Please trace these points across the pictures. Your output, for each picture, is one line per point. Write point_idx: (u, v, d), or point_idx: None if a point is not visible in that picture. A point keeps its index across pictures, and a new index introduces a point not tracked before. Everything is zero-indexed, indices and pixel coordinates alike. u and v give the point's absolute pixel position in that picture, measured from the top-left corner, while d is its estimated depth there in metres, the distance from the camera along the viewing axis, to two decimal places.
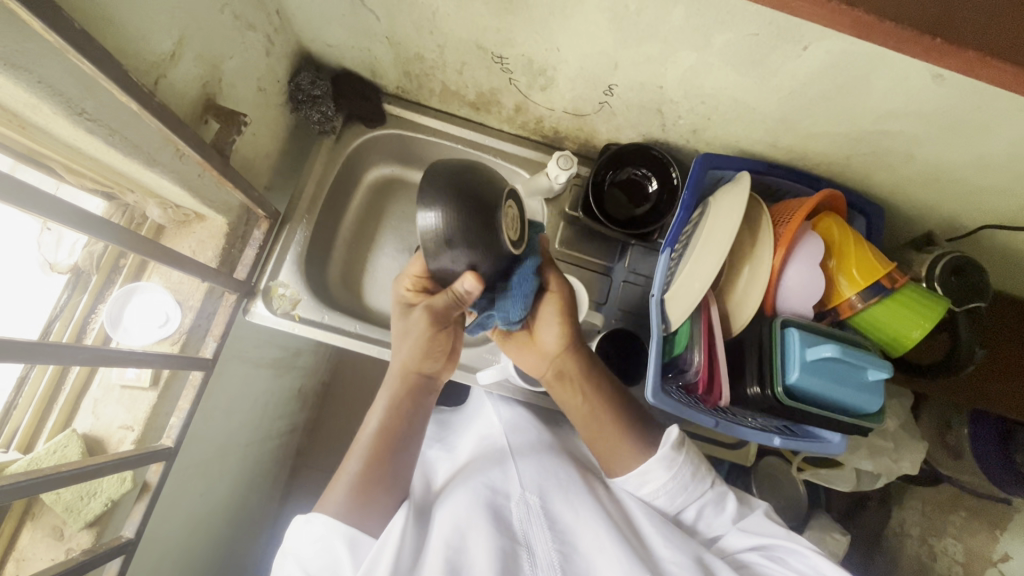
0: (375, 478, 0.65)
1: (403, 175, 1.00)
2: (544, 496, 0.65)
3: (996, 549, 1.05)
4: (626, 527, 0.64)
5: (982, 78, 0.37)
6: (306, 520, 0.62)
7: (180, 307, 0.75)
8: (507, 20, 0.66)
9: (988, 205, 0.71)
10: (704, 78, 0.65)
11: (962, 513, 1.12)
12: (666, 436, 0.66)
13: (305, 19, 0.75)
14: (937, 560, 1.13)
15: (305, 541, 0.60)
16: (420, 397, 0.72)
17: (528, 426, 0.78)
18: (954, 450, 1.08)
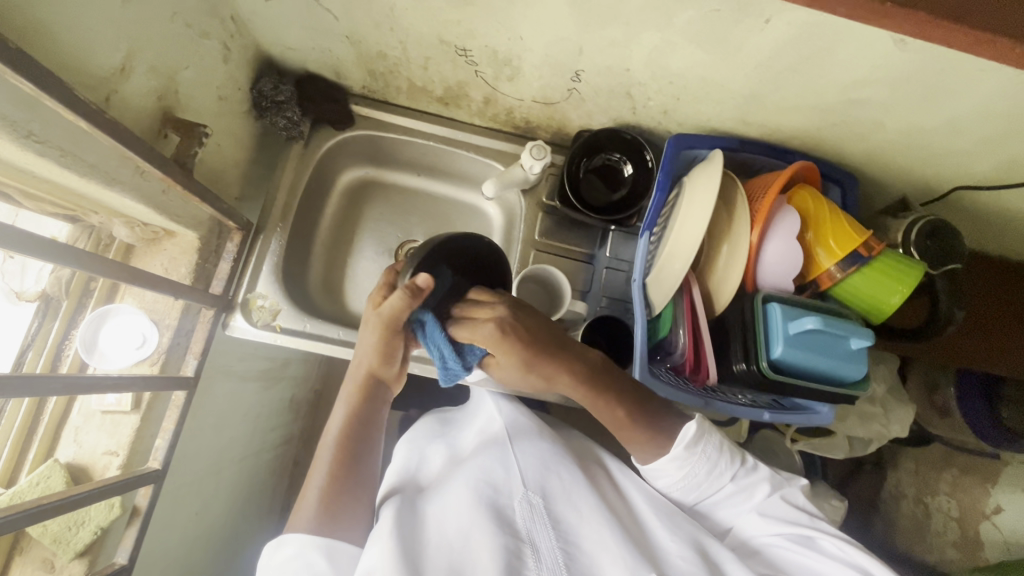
0: (337, 484, 0.66)
1: (377, 176, 0.99)
2: (547, 494, 0.66)
3: (988, 502, 1.08)
4: (627, 525, 0.65)
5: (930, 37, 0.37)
6: (285, 538, 0.62)
7: (156, 327, 0.74)
8: (467, 11, 0.64)
9: (959, 166, 0.71)
10: (670, 58, 0.65)
11: (954, 469, 1.14)
12: (681, 436, 0.64)
13: (261, 22, 0.73)
14: (933, 517, 1.15)
15: (285, 558, 0.60)
16: (377, 402, 0.72)
17: (528, 418, 0.78)
18: (943, 410, 1.09)
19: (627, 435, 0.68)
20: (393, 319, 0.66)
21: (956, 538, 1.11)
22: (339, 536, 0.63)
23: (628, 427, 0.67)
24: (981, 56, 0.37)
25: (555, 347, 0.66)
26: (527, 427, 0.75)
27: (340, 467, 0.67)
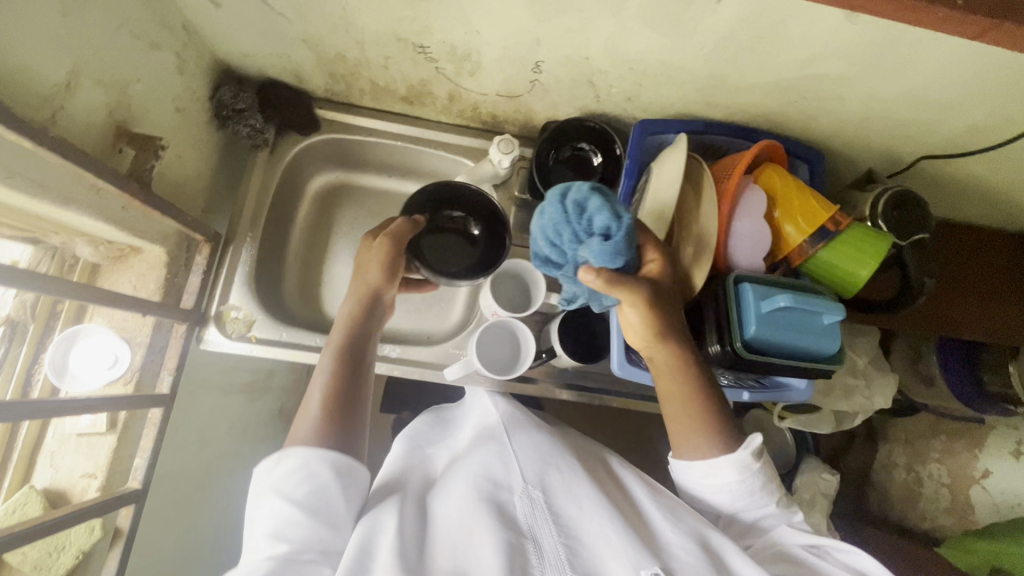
0: (331, 407, 0.63)
1: (348, 179, 0.98)
2: (546, 487, 0.65)
3: (977, 466, 1.09)
4: (628, 518, 0.63)
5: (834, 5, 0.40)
6: (287, 452, 0.60)
7: (128, 345, 0.73)
8: (420, 8, 0.64)
9: (921, 136, 0.72)
10: (627, 43, 0.65)
11: (943, 435, 1.15)
12: (750, 442, 0.62)
13: (214, 29, 0.72)
14: (926, 485, 1.16)
15: (288, 473, 0.59)
16: (377, 316, 0.70)
17: (527, 418, 0.79)
18: (927, 379, 1.10)
19: (682, 419, 0.64)
20: (399, 229, 0.69)
21: (949, 503, 1.12)
22: (342, 453, 0.61)
23: (686, 413, 0.64)
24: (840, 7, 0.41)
25: (672, 310, 0.62)
26: (526, 426, 0.75)
27: (336, 394, 0.64)
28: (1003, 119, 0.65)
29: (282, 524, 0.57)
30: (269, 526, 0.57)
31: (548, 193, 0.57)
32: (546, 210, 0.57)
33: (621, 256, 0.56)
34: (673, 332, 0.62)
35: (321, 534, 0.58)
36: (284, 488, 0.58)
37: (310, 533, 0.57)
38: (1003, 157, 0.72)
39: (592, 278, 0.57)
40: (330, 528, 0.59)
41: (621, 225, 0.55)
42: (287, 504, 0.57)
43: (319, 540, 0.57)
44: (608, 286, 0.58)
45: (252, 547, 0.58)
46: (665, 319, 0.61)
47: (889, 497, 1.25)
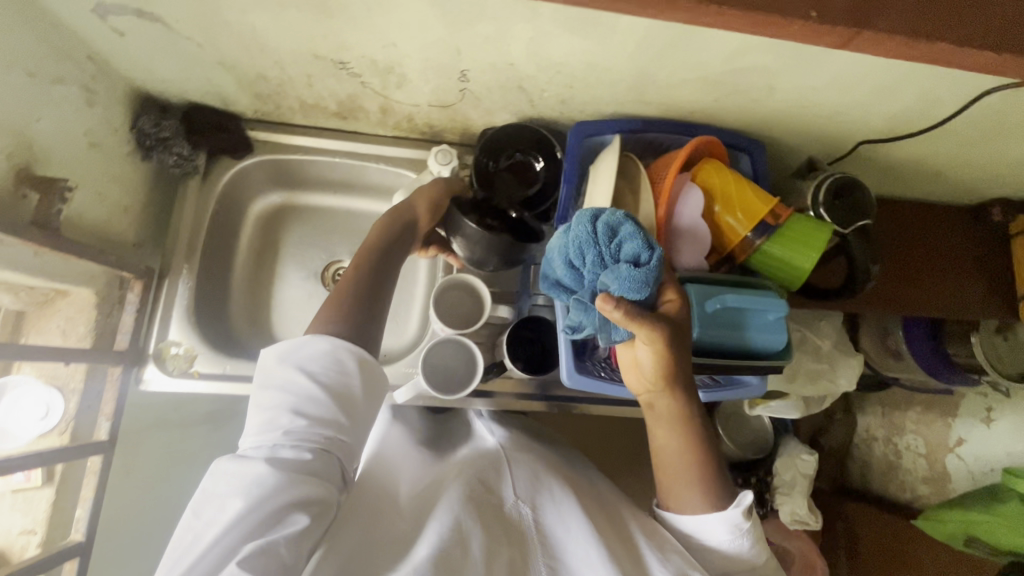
0: (351, 301, 0.64)
1: (290, 200, 0.95)
2: (537, 506, 0.62)
3: (952, 436, 1.08)
4: (613, 535, 0.60)
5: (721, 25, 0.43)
6: (310, 339, 0.61)
7: (60, 394, 0.71)
8: (330, 24, 0.61)
9: (859, 121, 0.71)
10: (549, 48, 0.63)
11: (917, 407, 1.15)
12: (744, 500, 0.59)
13: (123, 58, 0.69)
14: (904, 457, 1.17)
15: (311, 354, 0.60)
16: (409, 241, 0.74)
17: (525, 443, 0.77)
18: (896, 354, 1.09)
19: (671, 472, 0.61)
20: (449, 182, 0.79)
21: (927, 472, 1.12)
22: (365, 348, 0.63)
23: (678, 471, 0.60)
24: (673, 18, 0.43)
25: (686, 366, 0.58)
26: (523, 449, 0.74)
27: (360, 287, 0.66)
28: (935, 101, 0.63)
29: (299, 402, 0.58)
30: (285, 405, 0.58)
31: (579, 214, 0.58)
32: (575, 229, 0.57)
33: (647, 285, 0.53)
34: (681, 383, 0.58)
35: (333, 421, 0.59)
36: (305, 368, 0.59)
37: (323, 417, 0.58)
38: (942, 137, 0.71)
39: (611, 306, 0.54)
40: (344, 417, 0.60)
41: (652, 255, 0.54)
42: (305, 388, 0.58)
43: (332, 426, 0.59)
44: (627, 316, 0.54)
45: (261, 424, 0.58)
46: (675, 362, 0.57)
47: (870, 470, 1.25)
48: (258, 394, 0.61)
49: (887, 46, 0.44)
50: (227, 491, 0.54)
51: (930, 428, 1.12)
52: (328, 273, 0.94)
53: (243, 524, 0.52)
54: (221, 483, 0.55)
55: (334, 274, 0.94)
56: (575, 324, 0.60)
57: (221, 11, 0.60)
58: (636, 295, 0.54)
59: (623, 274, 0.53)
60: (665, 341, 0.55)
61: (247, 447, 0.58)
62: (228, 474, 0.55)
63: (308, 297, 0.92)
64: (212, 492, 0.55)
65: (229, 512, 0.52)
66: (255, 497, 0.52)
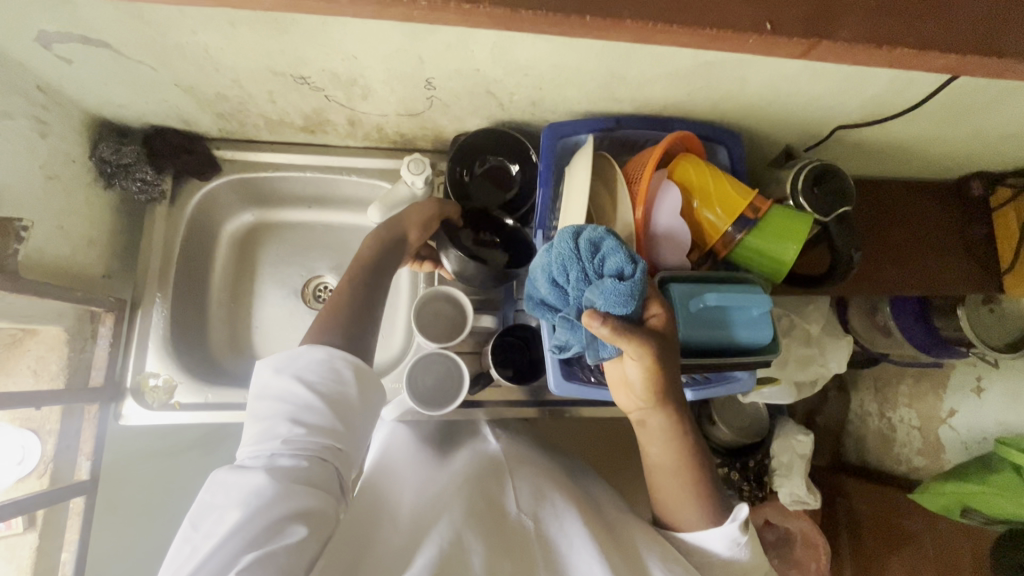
0: (346, 320, 0.64)
1: (265, 218, 0.92)
2: (539, 518, 0.62)
3: (943, 407, 1.08)
4: (612, 544, 0.60)
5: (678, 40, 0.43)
6: (307, 349, 0.60)
7: (37, 436, 0.73)
8: (285, 40, 0.59)
9: (837, 106, 0.69)
10: (514, 52, 0.61)
11: (909, 380, 1.15)
12: (739, 514, 0.59)
13: (74, 86, 0.67)
14: (898, 430, 1.17)
15: (309, 364, 0.59)
16: (399, 257, 0.72)
17: (530, 454, 0.76)
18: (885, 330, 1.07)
19: (667, 486, 0.61)
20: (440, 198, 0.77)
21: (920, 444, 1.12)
22: (361, 360, 0.62)
23: (674, 484, 0.61)
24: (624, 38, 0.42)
25: (675, 382, 0.57)
26: (525, 460, 0.73)
27: (353, 307, 0.65)
28: (909, 83, 0.62)
29: (299, 411, 0.57)
30: (285, 414, 0.57)
31: (560, 231, 0.56)
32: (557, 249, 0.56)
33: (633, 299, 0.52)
34: (672, 398, 0.58)
35: (333, 429, 0.58)
36: (303, 377, 0.58)
37: (323, 425, 0.57)
38: (920, 117, 0.70)
39: (598, 323, 0.52)
40: (344, 425, 0.59)
41: (635, 269, 0.53)
42: (304, 396, 0.57)
43: (332, 434, 0.58)
44: (615, 332, 0.52)
45: (258, 435, 0.57)
46: (664, 377, 0.56)
47: (865, 445, 1.26)
48: (256, 404, 0.59)
49: (844, 55, 0.43)
50: (225, 501, 0.52)
51: (922, 401, 1.12)
52: (309, 290, 0.92)
53: (241, 535, 0.50)
54: (218, 494, 0.53)
55: (315, 290, 0.92)
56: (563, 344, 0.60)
57: (169, 33, 0.58)
58: (623, 310, 0.52)
59: (608, 290, 0.52)
60: (654, 355, 0.54)
61: (245, 457, 0.57)
62: (226, 485, 0.53)
63: (288, 316, 0.90)
64: (209, 504, 0.53)
65: (227, 523, 0.50)
66: (254, 508, 0.51)
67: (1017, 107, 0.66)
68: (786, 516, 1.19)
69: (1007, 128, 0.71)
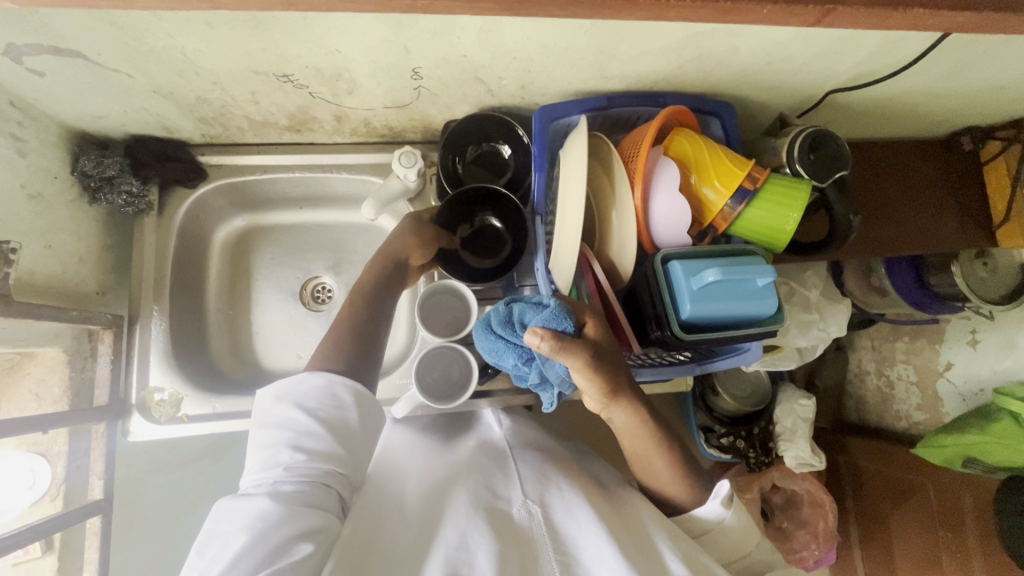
0: (346, 341, 0.64)
1: (256, 221, 0.91)
2: (545, 504, 0.61)
3: (940, 360, 1.09)
4: (619, 524, 0.59)
5: (675, 15, 0.42)
6: (308, 374, 0.60)
7: (46, 459, 0.73)
8: (265, 38, 0.57)
9: (828, 69, 0.68)
10: (501, 35, 0.59)
11: (905, 338, 1.17)
12: (718, 490, 0.63)
13: (49, 100, 0.65)
14: (896, 387, 1.19)
15: (309, 390, 0.59)
16: (399, 274, 0.74)
17: (535, 442, 0.76)
18: (880, 290, 1.07)
19: (649, 466, 0.67)
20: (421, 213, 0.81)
21: (918, 400, 1.14)
22: (362, 384, 0.62)
23: (655, 464, 0.66)
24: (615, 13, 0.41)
25: (626, 379, 0.61)
26: (531, 449, 0.73)
27: (352, 327, 0.65)
28: (898, 41, 0.61)
29: (299, 436, 0.56)
30: (286, 440, 0.56)
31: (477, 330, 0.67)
32: (488, 346, 0.65)
33: (562, 317, 0.56)
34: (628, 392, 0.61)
35: (335, 454, 0.57)
36: (304, 403, 0.58)
37: (325, 450, 0.57)
38: (910, 76, 0.69)
39: (539, 338, 0.54)
40: (346, 449, 0.58)
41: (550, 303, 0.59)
42: (305, 422, 0.57)
43: (333, 459, 0.57)
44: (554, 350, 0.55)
45: (261, 463, 0.57)
46: (612, 380, 0.59)
47: (866, 404, 1.28)
48: (256, 431, 0.58)
49: (848, 17, 0.43)
50: (230, 528, 0.52)
51: (918, 356, 1.14)
52: (307, 291, 0.91)
53: (247, 560, 0.50)
54: (222, 522, 0.52)
55: (313, 291, 0.91)
56: (553, 398, 0.65)
57: (143, 38, 0.56)
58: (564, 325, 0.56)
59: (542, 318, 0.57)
60: (599, 360, 0.57)
61: (248, 484, 0.56)
62: (229, 513, 0.53)
63: (288, 319, 0.89)
64: (213, 532, 0.52)
65: (233, 549, 0.50)
66: (258, 534, 0.50)
67: (1005, 58, 0.66)
68: (793, 478, 1.22)
69: (994, 80, 0.71)
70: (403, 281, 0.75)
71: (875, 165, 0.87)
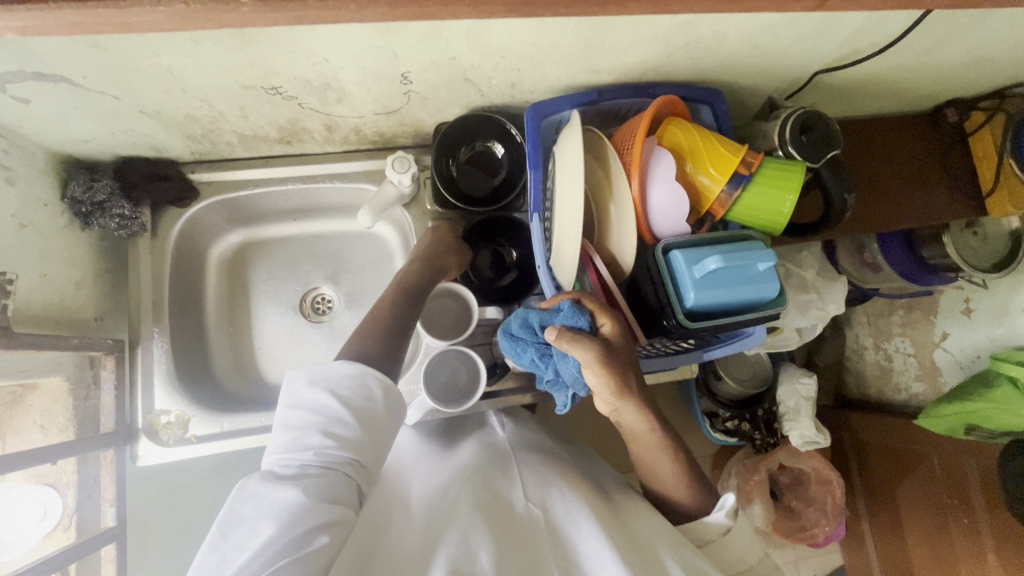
0: (377, 336, 0.65)
1: (251, 236, 0.90)
2: (547, 507, 0.61)
3: (936, 331, 1.11)
4: (619, 527, 0.60)
5: (665, 8, 0.43)
6: (340, 361, 0.60)
7: (55, 490, 0.72)
8: (251, 51, 0.56)
9: (815, 50, 0.69)
10: (490, 35, 0.59)
11: (900, 311, 1.19)
12: (722, 504, 0.63)
13: (36, 126, 0.64)
14: (894, 359, 1.21)
15: (340, 377, 0.58)
16: (437, 276, 0.75)
17: (539, 445, 0.76)
18: (874, 266, 1.08)
19: (656, 466, 0.67)
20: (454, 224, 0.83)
21: (917, 371, 1.16)
22: (390, 376, 0.62)
23: (662, 462, 0.66)
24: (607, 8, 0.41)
25: (634, 373, 0.61)
26: (534, 453, 0.73)
27: (384, 325, 0.67)
28: (882, 19, 0.62)
29: (330, 422, 0.56)
30: (317, 425, 0.55)
31: (499, 335, 0.69)
32: (505, 347, 0.67)
33: (577, 315, 0.59)
34: (636, 390, 0.61)
35: (362, 443, 0.57)
36: (335, 390, 0.57)
37: (353, 438, 0.56)
38: (895, 53, 0.70)
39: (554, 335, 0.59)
40: (372, 440, 0.58)
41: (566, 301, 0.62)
42: (337, 408, 0.56)
43: (360, 449, 0.57)
44: (569, 345, 0.58)
45: (288, 447, 0.56)
46: (624, 378, 0.60)
47: (866, 378, 1.29)
48: (285, 414, 0.58)
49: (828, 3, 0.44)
50: (256, 513, 0.51)
51: (915, 328, 1.15)
52: (307, 303, 0.90)
53: (271, 547, 0.49)
54: (248, 505, 0.52)
55: (313, 302, 0.90)
56: (568, 399, 0.67)
57: (130, 58, 0.55)
58: (583, 320, 0.59)
59: (564, 316, 0.60)
60: (605, 356, 0.58)
61: (273, 467, 0.55)
62: (255, 496, 0.52)
63: (290, 331, 0.89)
64: (238, 514, 0.51)
65: (259, 535, 0.49)
66: (286, 521, 0.50)
67: (987, 30, 0.67)
68: (799, 457, 1.22)
69: (976, 53, 0.72)
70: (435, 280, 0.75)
71: (863, 142, 0.87)
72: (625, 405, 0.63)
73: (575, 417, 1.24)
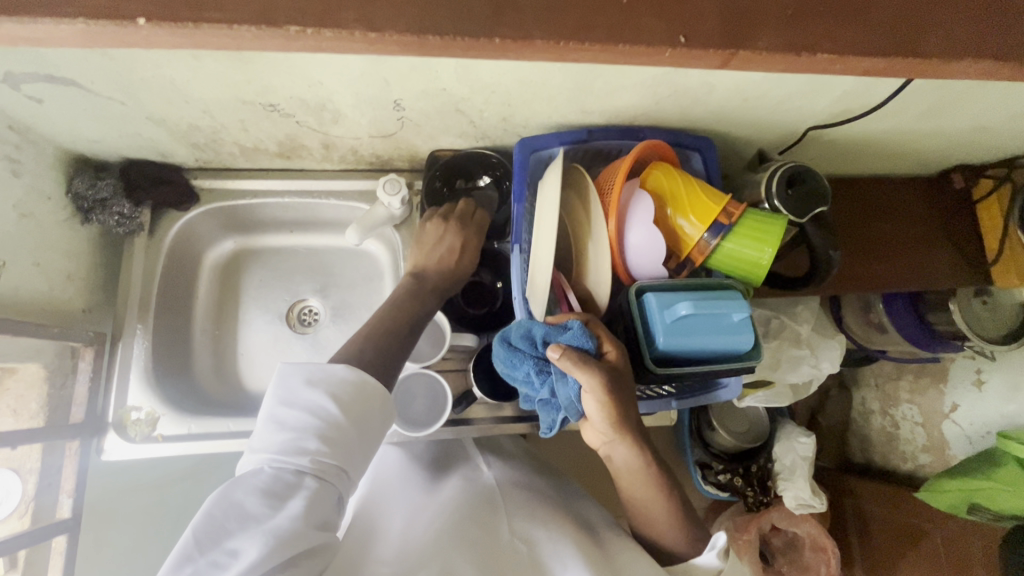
0: (377, 340, 0.63)
1: (246, 245, 0.93)
2: (532, 541, 0.60)
3: (946, 402, 1.06)
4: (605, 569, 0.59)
5: (627, 57, 0.44)
6: (340, 365, 0.57)
7: (18, 475, 0.72)
8: (249, 70, 0.59)
9: (809, 107, 0.69)
10: (478, 71, 0.61)
11: (907, 376, 1.14)
12: (714, 542, 0.61)
13: (46, 124, 0.67)
14: (901, 427, 1.15)
15: (340, 383, 0.55)
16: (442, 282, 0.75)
17: (519, 479, 0.75)
18: (879, 327, 1.04)
19: (648, 511, 0.65)
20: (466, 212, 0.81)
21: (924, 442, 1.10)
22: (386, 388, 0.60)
23: (657, 507, 0.64)
24: (568, 53, 0.43)
25: (633, 410, 0.59)
26: (513, 487, 0.72)
27: (385, 329, 0.65)
28: (874, 82, 0.62)
29: (327, 429, 0.53)
30: (313, 430, 0.52)
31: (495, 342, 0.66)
32: (501, 357, 0.64)
33: (585, 336, 0.59)
34: (631, 428, 0.60)
35: (355, 454, 0.54)
36: (334, 396, 0.54)
37: (347, 449, 0.54)
38: (890, 115, 0.69)
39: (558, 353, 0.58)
40: (362, 452, 0.55)
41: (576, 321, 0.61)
42: (335, 415, 0.53)
43: (352, 463, 0.54)
44: (573, 367, 0.57)
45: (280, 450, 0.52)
46: (624, 413, 0.58)
47: (871, 444, 1.23)
48: (276, 414, 0.53)
49: (790, 64, 0.45)
50: (242, 526, 0.47)
51: (924, 397, 1.10)
52: (294, 313, 0.91)
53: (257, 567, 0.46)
54: (231, 519, 0.48)
55: (300, 313, 0.92)
56: (553, 421, 0.66)
57: (136, 69, 0.59)
58: (590, 343, 0.59)
59: (574, 335, 0.59)
60: (607, 389, 0.57)
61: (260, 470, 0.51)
62: (241, 507, 0.48)
63: (273, 339, 0.90)
64: (220, 525, 0.47)
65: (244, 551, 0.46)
66: (273, 539, 0.47)
67: (986, 101, 0.66)
68: (793, 520, 1.16)
69: (978, 120, 0.71)
70: (434, 300, 0.73)
71: (858, 202, 0.86)
72: (620, 442, 0.61)
73: (559, 454, 1.22)
